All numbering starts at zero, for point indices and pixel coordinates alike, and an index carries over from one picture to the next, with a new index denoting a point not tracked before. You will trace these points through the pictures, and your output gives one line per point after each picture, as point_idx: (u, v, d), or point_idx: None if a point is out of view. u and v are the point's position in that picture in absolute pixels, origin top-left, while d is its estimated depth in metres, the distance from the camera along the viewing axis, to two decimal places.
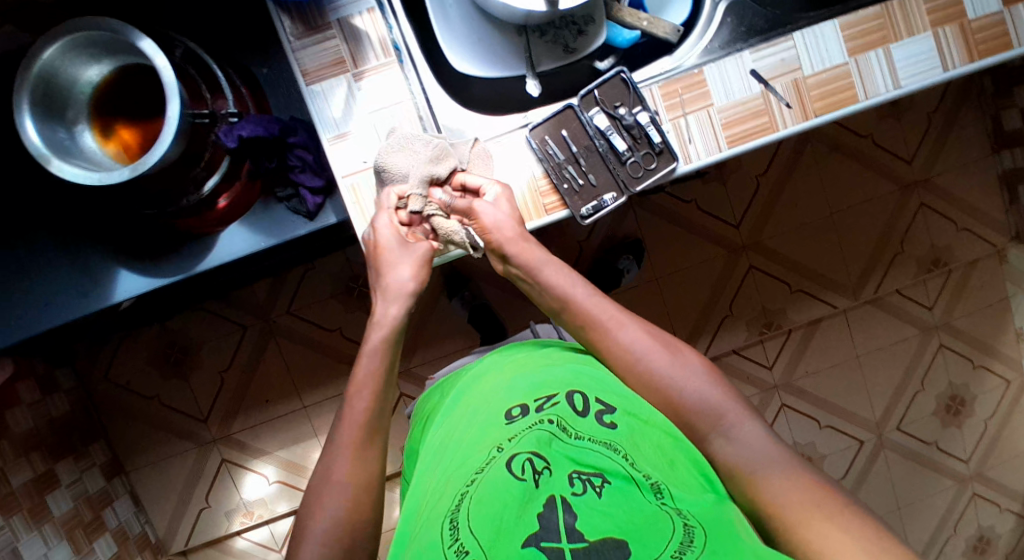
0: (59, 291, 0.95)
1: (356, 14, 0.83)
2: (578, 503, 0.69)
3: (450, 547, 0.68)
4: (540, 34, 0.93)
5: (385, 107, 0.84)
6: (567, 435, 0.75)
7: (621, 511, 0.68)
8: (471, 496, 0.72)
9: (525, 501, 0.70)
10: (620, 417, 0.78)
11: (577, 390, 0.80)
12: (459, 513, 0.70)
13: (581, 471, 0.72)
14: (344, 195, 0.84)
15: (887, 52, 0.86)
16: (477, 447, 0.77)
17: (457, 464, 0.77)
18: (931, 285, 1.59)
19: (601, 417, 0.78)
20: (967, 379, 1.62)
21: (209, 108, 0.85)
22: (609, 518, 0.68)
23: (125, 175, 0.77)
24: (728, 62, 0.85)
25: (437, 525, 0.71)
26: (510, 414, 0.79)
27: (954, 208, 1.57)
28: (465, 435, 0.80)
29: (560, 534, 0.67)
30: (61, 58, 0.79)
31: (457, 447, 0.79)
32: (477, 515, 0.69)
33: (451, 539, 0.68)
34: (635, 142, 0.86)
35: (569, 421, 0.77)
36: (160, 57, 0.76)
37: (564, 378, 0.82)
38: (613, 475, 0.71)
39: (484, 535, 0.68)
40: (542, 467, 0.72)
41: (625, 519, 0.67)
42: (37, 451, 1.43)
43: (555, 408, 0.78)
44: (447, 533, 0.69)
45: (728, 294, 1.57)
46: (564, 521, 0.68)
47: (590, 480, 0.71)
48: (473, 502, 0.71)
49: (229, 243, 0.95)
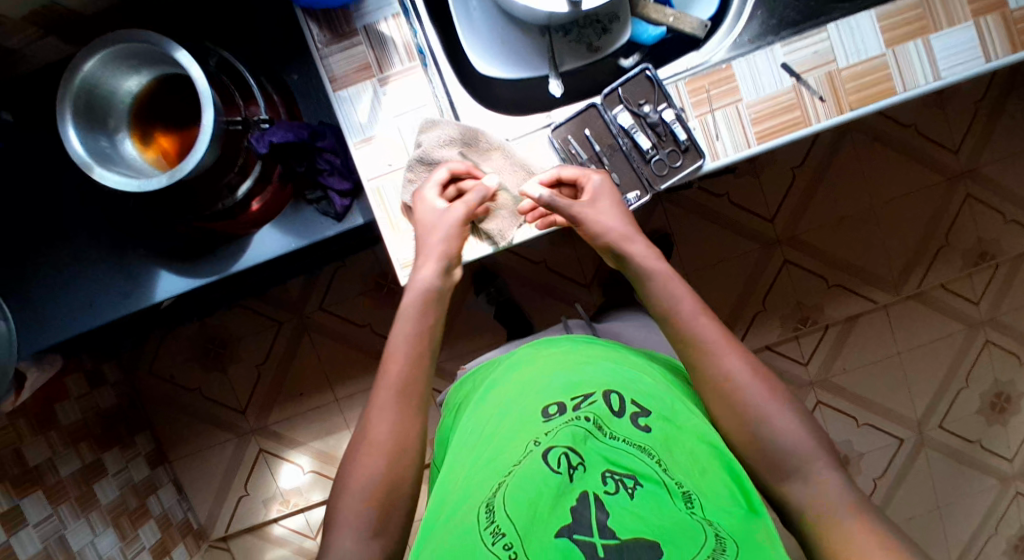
0: (101, 291, 0.98)
1: (381, 20, 0.83)
2: (611, 502, 0.70)
3: (486, 531, 0.69)
4: (564, 33, 0.92)
5: (409, 111, 0.83)
6: (602, 434, 0.76)
7: (653, 514, 0.69)
8: (507, 483, 0.73)
9: (560, 494, 0.71)
10: (655, 421, 0.78)
11: (614, 390, 0.80)
12: (496, 499, 0.72)
13: (614, 471, 0.72)
14: (370, 199, 0.84)
15: (926, 43, 0.83)
16: (512, 438, 0.78)
17: (491, 454, 0.77)
18: (977, 280, 1.53)
19: (635, 420, 0.77)
20: (1013, 375, 1.56)
21: (242, 114, 0.86)
22: (641, 520, 0.68)
23: (162, 181, 0.79)
24: (758, 56, 0.83)
25: (472, 508, 0.72)
26: (546, 410, 0.79)
27: (1001, 199, 1.51)
28: (500, 425, 0.81)
29: (592, 529, 0.68)
30: (102, 70, 0.80)
31: (492, 438, 0.80)
32: (514, 502, 0.71)
33: (486, 522, 0.70)
34: (660, 140, 0.84)
35: (605, 420, 0.77)
36: (195, 68, 0.78)
37: (600, 376, 0.82)
38: (646, 479, 0.72)
39: (519, 520, 0.69)
40: (577, 463, 0.73)
41: (655, 519, 0.68)
42: (85, 441, 1.50)
43: (592, 406, 0.78)
44: (484, 516, 0.71)
45: (761, 289, 1.54)
46: (596, 516, 0.69)
47: (623, 480, 0.71)
48: (509, 490, 0.72)
49: (262, 244, 0.97)
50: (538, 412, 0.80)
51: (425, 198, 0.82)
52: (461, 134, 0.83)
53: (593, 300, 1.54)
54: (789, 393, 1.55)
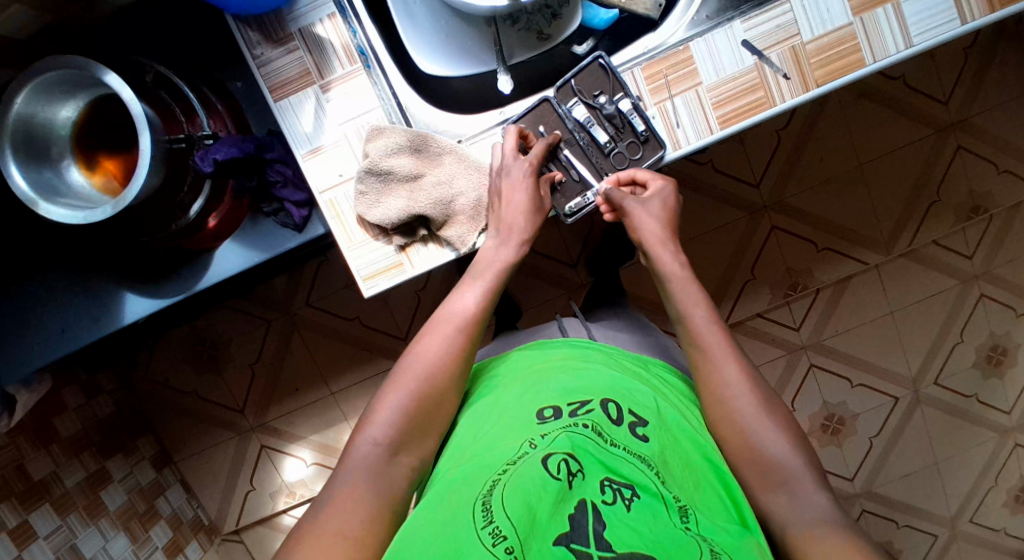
0: (68, 318, 0.96)
1: (317, 22, 0.79)
2: (608, 513, 0.65)
3: (484, 530, 0.62)
4: (512, 22, 0.87)
5: (355, 117, 0.80)
6: (603, 441, 0.72)
7: (650, 528, 0.64)
8: (504, 483, 0.67)
9: (558, 500, 0.66)
10: (652, 431, 0.76)
11: (611, 398, 0.78)
12: (491, 498, 0.65)
13: (613, 480, 0.68)
14: (323, 211, 0.81)
15: (896, 8, 0.78)
16: (509, 440, 0.73)
17: (485, 453, 0.72)
18: (971, 233, 1.49)
19: (634, 428, 0.75)
20: (1009, 328, 1.54)
21: (185, 132, 0.84)
22: (637, 535, 0.63)
23: (108, 211, 0.76)
24: (716, 34, 0.79)
25: (466, 506, 0.65)
26: (542, 412, 0.76)
27: (995, 149, 1.46)
28: (496, 427, 0.76)
29: (589, 539, 0.63)
30: (34, 101, 0.78)
31: (486, 439, 0.75)
32: (512, 503, 0.64)
33: (483, 521, 0.63)
34: (618, 132, 0.82)
35: (603, 427, 0.74)
36: (126, 91, 0.74)
37: (599, 384, 0.80)
38: (644, 490, 0.68)
39: (519, 522, 0.63)
40: (576, 470, 0.68)
41: (654, 534, 0.63)
42: (87, 451, 1.50)
43: (590, 413, 0.75)
44: (479, 516, 0.64)
45: (751, 256, 1.51)
46: (593, 526, 0.64)
47: (622, 490, 0.67)
48: (506, 490, 0.66)
49: (224, 261, 0.93)
50: (534, 414, 0.76)
51: (378, 212, 0.79)
52: (410, 141, 0.81)
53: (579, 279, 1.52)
54: (781, 358, 1.53)
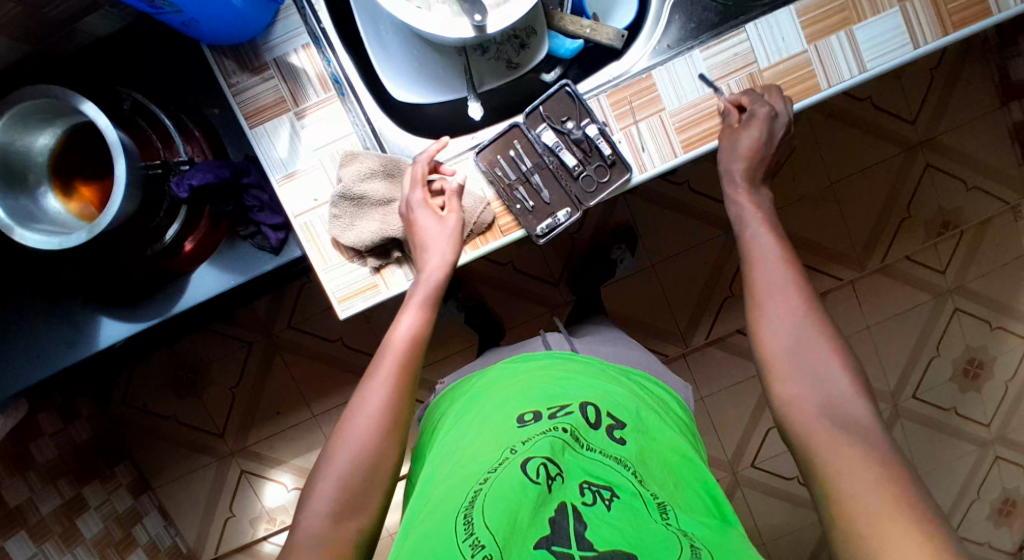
0: (44, 343, 0.97)
1: (291, 52, 0.81)
2: (588, 514, 0.68)
3: (465, 541, 0.65)
4: (481, 51, 0.88)
5: (330, 142, 0.82)
6: (579, 445, 0.75)
7: (628, 524, 0.66)
8: (484, 492, 0.69)
9: (539, 504, 0.68)
10: (629, 433, 0.78)
11: (589, 402, 0.81)
12: (473, 508, 0.68)
13: (592, 483, 0.71)
14: (298, 234, 0.83)
15: (850, 34, 0.82)
16: (489, 450, 0.75)
17: (468, 462, 0.75)
18: (942, 248, 1.53)
19: (611, 432, 0.78)
20: (984, 341, 1.57)
21: (161, 158, 0.85)
22: (618, 531, 0.66)
23: (83, 237, 0.77)
24: (678, 63, 0.81)
25: (448, 518, 0.68)
26: (522, 417, 0.79)
27: (963, 166, 1.51)
28: (476, 439, 0.79)
29: (570, 541, 0.66)
30: (12, 129, 0.79)
31: (469, 449, 0.78)
32: (492, 511, 0.67)
33: (465, 533, 0.66)
34: (586, 156, 0.83)
35: (581, 431, 0.77)
36: (102, 118, 0.76)
37: (576, 391, 0.83)
38: (622, 490, 0.70)
39: (499, 530, 0.65)
40: (555, 473, 0.71)
41: (632, 531, 0.66)
42: (64, 477, 1.50)
43: (568, 417, 0.78)
44: (462, 527, 0.67)
45: (728, 274, 1.54)
46: (575, 528, 0.67)
47: (600, 492, 0.70)
48: (486, 499, 0.68)
49: (199, 284, 0.95)
50: (515, 421, 0.79)
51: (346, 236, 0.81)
52: (383, 165, 0.84)
53: (558, 298, 1.55)
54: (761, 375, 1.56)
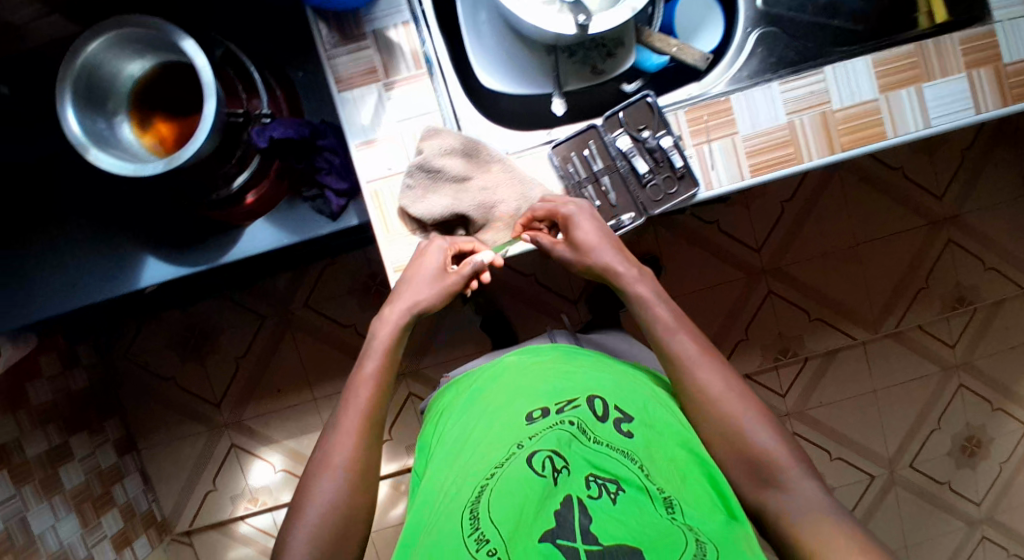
0: (86, 274, 0.97)
1: (391, 27, 0.84)
2: (594, 507, 0.74)
3: (471, 536, 0.73)
4: (569, 54, 0.91)
5: (413, 117, 0.85)
6: (587, 438, 0.81)
7: (633, 518, 0.73)
8: (491, 487, 0.77)
9: (544, 498, 0.76)
10: (637, 426, 0.82)
11: (596, 395, 0.85)
12: (480, 504, 0.76)
13: (598, 476, 0.77)
14: (366, 200, 0.85)
15: (918, 91, 0.85)
16: (496, 445, 0.82)
17: (477, 457, 0.82)
18: (955, 323, 1.57)
19: (618, 426, 0.82)
20: (984, 420, 1.60)
21: (243, 107, 0.86)
22: (622, 525, 0.72)
23: (160, 167, 0.78)
24: (756, 91, 0.84)
25: (456, 514, 0.76)
26: (530, 414, 0.85)
27: (982, 246, 1.56)
28: (483, 432, 0.85)
29: (576, 534, 0.72)
30: (106, 53, 0.80)
31: (477, 442, 0.84)
32: (499, 507, 0.75)
33: (472, 528, 0.74)
34: (657, 165, 0.85)
35: (589, 425, 0.82)
36: (200, 57, 0.77)
37: (583, 385, 0.87)
38: (628, 484, 0.76)
39: (504, 526, 0.73)
40: (561, 466, 0.78)
41: (637, 525, 0.72)
42: (54, 423, 1.48)
43: (575, 411, 0.83)
44: (469, 522, 0.74)
45: (745, 317, 1.56)
46: (580, 521, 0.73)
47: (607, 485, 0.76)
48: (493, 495, 0.76)
49: (254, 238, 0.96)
50: (522, 416, 0.85)
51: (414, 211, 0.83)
52: (463, 144, 0.85)
53: (576, 317, 1.57)
54: None
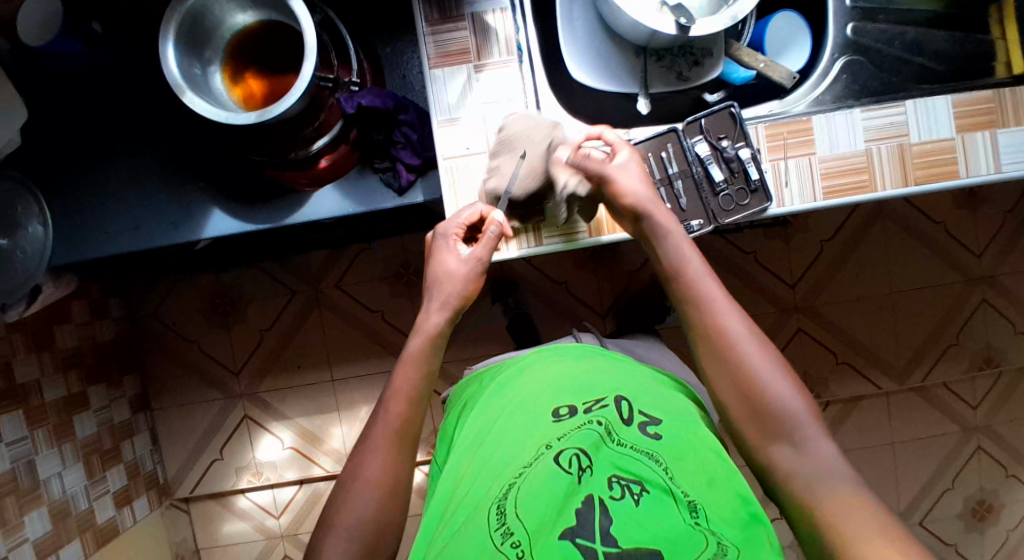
0: (149, 218, 0.98)
1: (489, 11, 0.86)
2: (616, 508, 0.73)
3: (497, 530, 0.73)
4: (657, 58, 0.92)
5: (497, 101, 0.86)
6: (612, 441, 0.80)
7: (655, 523, 0.72)
8: (518, 484, 0.77)
9: (567, 495, 0.75)
10: (664, 429, 0.82)
11: (623, 397, 0.84)
12: (506, 500, 0.76)
13: (621, 477, 0.76)
14: (442, 176, 0.87)
15: (993, 136, 0.86)
16: (523, 441, 0.81)
17: (502, 454, 0.81)
18: (979, 385, 1.57)
19: (644, 428, 0.81)
20: (998, 486, 1.58)
21: (334, 74, 0.88)
22: (643, 529, 0.72)
23: (251, 118, 0.79)
24: (837, 116, 0.86)
25: (483, 508, 0.76)
26: (557, 411, 0.84)
27: (1016, 311, 1.55)
28: (509, 425, 0.85)
29: (595, 535, 0.72)
30: (213, 1, 0.82)
31: (502, 438, 0.83)
32: (524, 504, 0.75)
33: (497, 523, 0.74)
34: (732, 176, 0.86)
35: (614, 427, 0.81)
36: (306, 19, 0.79)
37: (609, 385, 0.87)
38: (652, 485, 0.75)
39: (529, 521, 0.73)
40: (586, 466, 0.77)
41: (659, 529, 0.71)
42: (75, 370, 1.48)
43: (602, 411, 0.83)
44: (494, 517, 0.74)
45: (773, 352, 1.56)
46: (600, 522, 0.72)
47: (629, 486, 0.75)
48: (520, 492, 0.76)
49: (319, 203, 0.96)
50: (549, 413, 0.84)
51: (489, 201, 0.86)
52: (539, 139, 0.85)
53: (606, 330, 1.57)
54: None
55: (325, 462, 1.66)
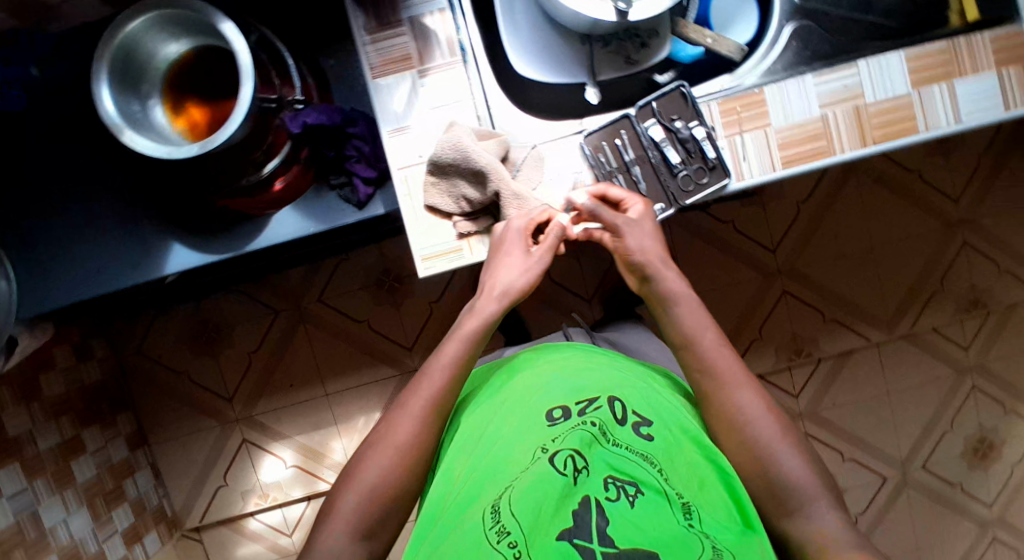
0: (111, 261, 0.96)
1: (427, 13, 0.84)
2: (612, 509, 0.74)
3: (492, 529, 0.73)
4: (604, 43, 0.92)
5: (445, 105, 0.85)
6: (606, 440, 0.81)
7: (650, 523, 0.72)
8: (514, 485, 0.77)
9: (563, 496, 0.75)
10: (656, 430, 0.82)
11: (617, 397, 0.84)
12: (503, 501, 0.75)
13: (616, 478, 0.77)
14: (396, 185, 0.85)
15: (951, 87, 0.85)
16: (518, 445, 0.81)
17: (496, 456, 0.81)
18: (968, 326, 1.56)
19: (638, 429, 0.82)
20: (997, 423, 1.59)
21: (277, 94, 0.86)
22: (640, 529, 0.71)
23: (194, 151, 0.77)
24: (790, 83, 0.85)
25: (479, 509, 0.75)
26: (551, 413, 0.84)
27: (998, 249, 1.55)
28: (503, 426, 0.84)
29: (592, 535, 0.72)
30: (142, 34, 0.80)
31: (496, 440, 0.83)
32: (520, 504, 0.74)
33: (493, 522, 0.74)
34: (688, 156, 0.86)
35: (609, 427, 0.82)
36: (238, 41, 0.76)
37: (604, 385, 0.86)
38: (646, 487, 0.76)
39: (525, 521, 0.73)
40: (581, 466, 0.78)
41: (654, 528, 0.72)
42: (66, 416, 1.47)
43: (596, 412, 0.83)
44: (490, 517, 0.74)
45: (760, 316, 1.56)
46: (597, 523, 0.73)
47: (624, 488, 0.76)
48: (516, 493, 0.75)
49: (279, 226, 0.95)
50: (543, 415, 0.84)
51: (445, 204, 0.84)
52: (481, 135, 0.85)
53: (592, 314, 1.56)
54: None
55: (329, 476, 1.67)
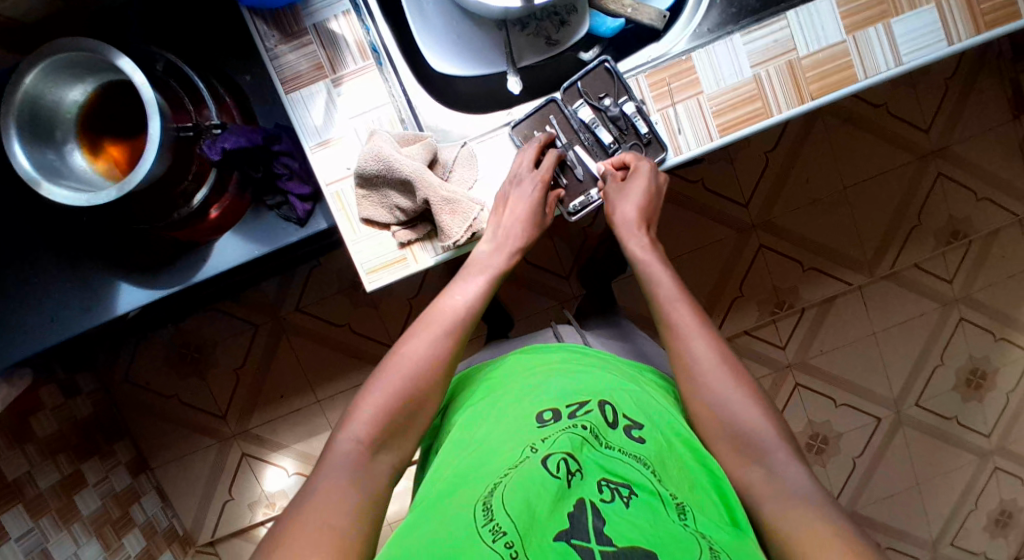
0: (60, 308, 0.95)
1: (332, 18, 0.81)
2: (608, 510, 0.65)
3: (484, 527, 0.62)
4: (521, 27, 0.92)
5: (365, 112, 0.82)
6: (598, 443, 0.72)
7: (648, 523, 0.64)
8: (503, 482, 0.67)
9: (557, 498, 0.65)
10: (649, 434, 0.75)
11: (609, 400, 0.77)
12: (493, 496, 0.65)
13: (610, 480, 0.68)
14: (329, 203, 0.83)
15: (887, 28, 0.81)
16: (506, 447, 0.72)
17: (482, 457, 0.72)
18: (951, 258, 1.53)
19: (629, 432, 0.74)
20: (988, 352, 1.57)
21: (192, 121, 0.84)
22: (637, 528, 0.63)
23: (113, 195, 0.75)
24: (717, 46, 0.82)
25: (467, 506, 0.65)
26: (540, 415, 0.76)
27: (973, 176, 1.51)
28: (490, 431, 0.76)
29: (589, 535, 0.63)
30: (43, 84, 0.78)
31: (483, 443, 0.74)
32: (512, 498, 0.64)
33: (484, 519, 0.63)
34: (622, 134, 0.86)
35: (601, 430, 0.73)
36: (138, 75, 0.74)
37: (596, 388, 0.79)
38: (640, 489, 0.67)
39: (517, 517, 0.63)
40: (575, 469, 0.68)
41: (653, 528, 0.63)
42: (63, 452, 1.47)
43: (588, 415, 0.75)
44: (480, 513, 0.64)
45: (739, 274, 1.54)
46: (593, 523, 0.64)
47: (619, 489, 0.67)
48: (507, 487, 0.66)
49: (222, 253, 0.94)
50: (533, 417, 0.76)
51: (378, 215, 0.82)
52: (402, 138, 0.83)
53: (570, 291, 1.55)
54: (767, 376, 1.55)
55: None
